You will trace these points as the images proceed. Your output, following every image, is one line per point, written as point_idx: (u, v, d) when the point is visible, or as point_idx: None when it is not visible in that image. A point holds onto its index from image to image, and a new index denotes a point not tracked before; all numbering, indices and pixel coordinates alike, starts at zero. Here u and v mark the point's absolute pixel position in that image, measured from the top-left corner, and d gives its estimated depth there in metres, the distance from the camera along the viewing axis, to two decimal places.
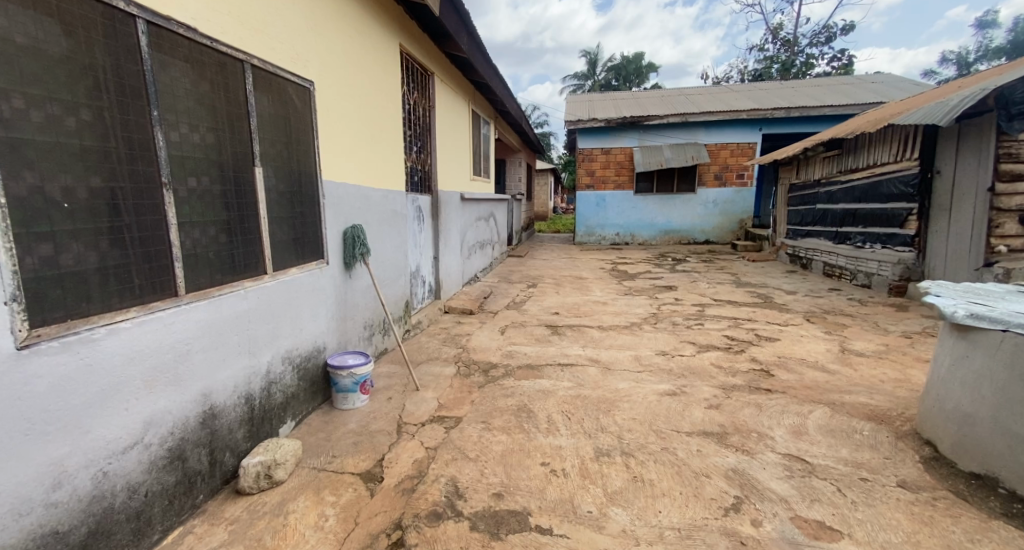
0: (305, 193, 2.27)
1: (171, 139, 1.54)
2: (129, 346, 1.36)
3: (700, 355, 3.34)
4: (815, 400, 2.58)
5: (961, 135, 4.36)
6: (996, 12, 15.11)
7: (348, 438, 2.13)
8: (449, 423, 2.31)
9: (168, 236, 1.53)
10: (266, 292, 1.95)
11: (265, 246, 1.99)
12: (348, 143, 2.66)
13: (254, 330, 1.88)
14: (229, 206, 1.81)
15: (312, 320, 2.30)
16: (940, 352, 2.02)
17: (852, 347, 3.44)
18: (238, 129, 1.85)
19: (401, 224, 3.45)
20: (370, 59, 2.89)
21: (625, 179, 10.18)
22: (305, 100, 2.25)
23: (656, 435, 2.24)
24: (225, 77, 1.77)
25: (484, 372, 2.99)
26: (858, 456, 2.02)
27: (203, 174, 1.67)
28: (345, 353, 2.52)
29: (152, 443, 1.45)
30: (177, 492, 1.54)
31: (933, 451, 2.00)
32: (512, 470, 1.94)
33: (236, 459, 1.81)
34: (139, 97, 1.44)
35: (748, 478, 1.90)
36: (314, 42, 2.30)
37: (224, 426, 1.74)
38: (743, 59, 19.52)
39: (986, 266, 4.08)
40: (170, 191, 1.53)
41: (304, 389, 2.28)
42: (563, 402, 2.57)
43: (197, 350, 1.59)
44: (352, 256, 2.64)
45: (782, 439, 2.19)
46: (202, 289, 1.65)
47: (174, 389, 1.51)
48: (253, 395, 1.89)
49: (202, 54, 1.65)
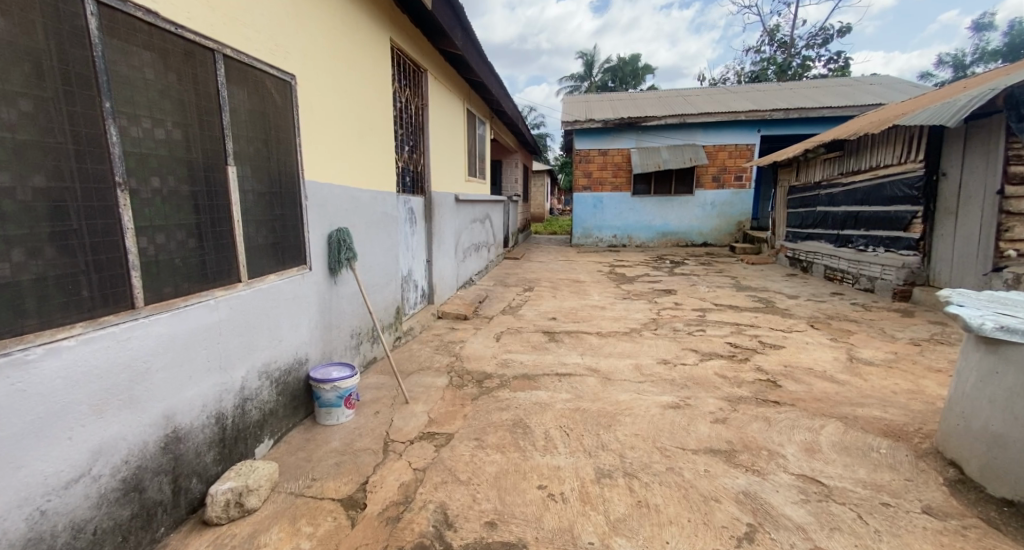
0: (285, 193, 2.12)
1: (129, 134, 1.39)
2: (74, 367, 1.20)
3: (704, 364, 3.20)
4: (827, 414, 2.45)
5: (968, 137, 4.26)
6: (992, 15, 15.18)
7: (330, 458, 1.98)
8: (439, 441, 2.16)
9: (124, 242, 1.37)
10: (239, 301, 1.79)
11: (240, 252, 1.84)
12: (334, 142, 2.51)
13: (225, 343, 1.73)
14: (199, 208, 1.66)
15: (292, 330, 2.15)
16: (964, 367, 1.89)
17: (859, 355, 3.32)
18: (209, 125, 1.70)
19: (391, 227, 3.30)
20: (359, 54, 2.76)
21: (622, 180, 10.07)
22: (285, 95, 2.10)
23: (660, 453, 2.10)
24: (193, 67, 1.61)
25: (477, 383, 2.84)
26: (877, 478, 1.89)
27: (168, 173, 1.52)
28: (329, 365, 2.36)
29: (104, 474, 1.28)
30: (133, 528, 1.38)
31: (959, 473, 1.87)
32: (507, 495, 1.79)
33: (204, 486, 1.65)
34: (88, 87, 1.27)
35: (761, 502, 1.76)
36: (296, 34, 2.15)
37: (191, 449, 1.58)
38: (739, 62, 19.49)
39: (994, 271, 3.97)
40: (126, 191, 1.37)
41: (284, 404, 2.13)
42: (561, 417, 2.42)
43: (157, 368, 1.44)
44: (337, 261, 2.48)
45: (795, 458, 2.06)
46: (165, 300, 1.50)
47: (129, 413, 1.35)
48: (224, 414, 1.74)
49: (165, 41, 1.50)
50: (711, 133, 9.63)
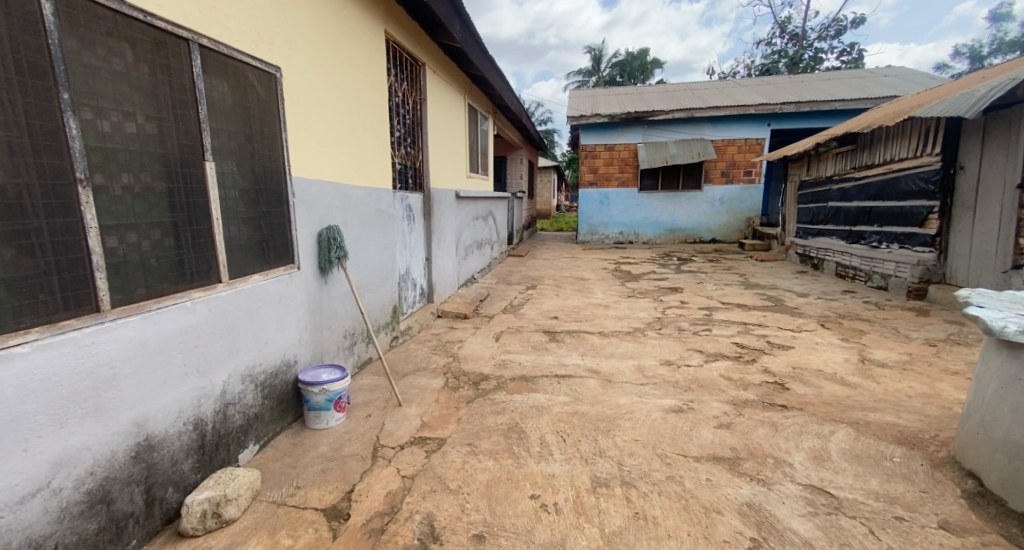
0: (270, 190, 2.05)
1: (94, 128, 1.32)
2: (29, 376, 1.14)
3: (709, 366, 3.08)
4: (838, 419, 2.33)
5: (987, 129, 4.08)
6: (1010, 4, 14.75)
7: (317, 464, 1.92)
8: (430, 447, 2.08)
9: (87, 241, 1.30)
10: (219, 303, 1.72)
11: (219, 251, 1.77)
12: (324, 138, 2.44)
13: (204, 347, 1.66)
14: (175, 206, 1.59)
15: (280, 331, 2.09)
16: (985, 373, 1.77)
17: (872, 357, 3.19)
18: (184, 119, 1.62)
19: (387, 224, 3.23)
20: (349, 46, 2.68)
21: (629, 175, 9.89)
22: (269, 87, 2.02)
23: (660, 460, 2.01)
24: (165, 57, 1.54)
25: (473, 385, 2.76)
26: (891, 489, 1.78)
27: (139, 169, 1.46)
28: (319, 368, 2.30)
29: (65, 487, 1.23)
30: (101, 542, 1.32)
31: (978, 485, 1.75)
32: (497, 505, 1.71)
33: (181, 495, 1.60)
34: (42, 77, 1.21)
35: (765, 515, 1.67)
36: (281, 25, 2.08)
37: (166, 457, 1.53)
38: (749, 55, 19.13)
39: (1014, 268, 3.78)
40: (89, 187, 1.31)
41: (271, 408, 2.07)
42: (558, 421, 2.33)
43: (126, 374, 1.38)
44: (327, 260, 2.41)
45: (802, 466, 1.95)
46: (135, 302, 1.43)
47: (94, 422, 1.29)
48: (204, 420, 1.68)
49: (132, 29, 1.43)
50: (720, 127, 9.43)
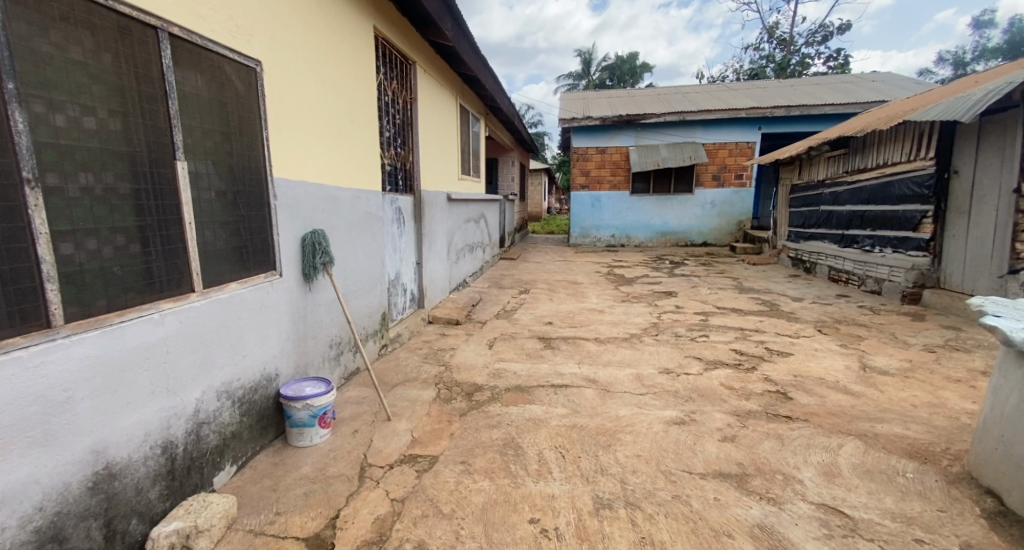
0: (250, 192, 1.91)
1: (48, 123, 1.19)
2: None
3: (709, 375, 2.99)
4: (845, 431, 2.25)
5: (982, 134, 4.08)
6: (992, 13, 15.07)
7: (299, 487, 1.78)
8: (421, 466, 1.95)
9: (35, 248, 1.17)
10: (192, 314, 1.58)
11: (193, 258, 1.63)
12: (309, 137, 2.31)
13: (175, 363, 1.52)
14: (143, 210, 1.45)
15: (260, 343, 1.94)
16: (1004, 386, 1.70)
17: (873, 364, 3.13)
18: (152, 114, 1.48)
19: (376, 227, 3.09)
20: (335, 42, 2.55)
21: (621, 179, 9.86)
22: (248, 82, 1.89)
23: (665, 478, 1.91)
24: (130, 46, 1.40)
25: (467, 396, 2.64)
26: (907, 508, 1.70)
27: (101, 168, 1.32)
28: (302, 381, 2.16)
29: (8, 527, 1.08)
30: None
31: (998, 504, 1.68)
32: (495, 531, 1.59)
33: (147, 526, 1.46)
34: None
35: (779, 539, 1.57)
36: (262, 16, 1.95)
37: (129, 486, 1.39)
38: (738, 60, 19.33)
39: (1010, 272, 3.76)
40: (39, 188, 1.17)
41: (250, 426, 1.92)
42: (556, 436, 2.22)
43: (84, 398, 1.24)
44: (311, 266, 2.27)
45: (813, 483, 1.86)
46: (93, 316, 1.29)
47: (44, 451, 1.15)
48: (174, 442, 1.54)
49: (91, 13, 1.29)
50: (711, 131, 9.43)
